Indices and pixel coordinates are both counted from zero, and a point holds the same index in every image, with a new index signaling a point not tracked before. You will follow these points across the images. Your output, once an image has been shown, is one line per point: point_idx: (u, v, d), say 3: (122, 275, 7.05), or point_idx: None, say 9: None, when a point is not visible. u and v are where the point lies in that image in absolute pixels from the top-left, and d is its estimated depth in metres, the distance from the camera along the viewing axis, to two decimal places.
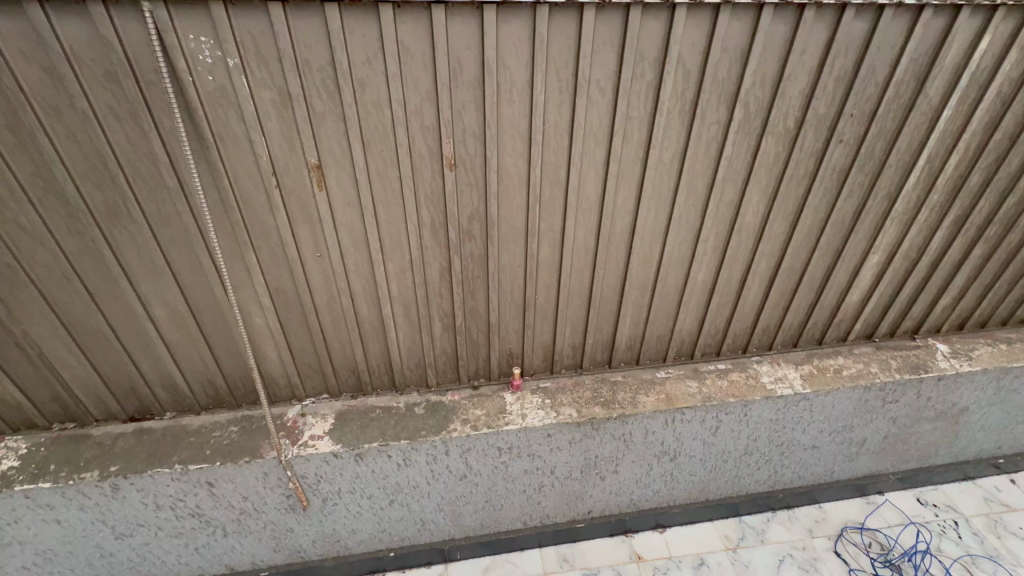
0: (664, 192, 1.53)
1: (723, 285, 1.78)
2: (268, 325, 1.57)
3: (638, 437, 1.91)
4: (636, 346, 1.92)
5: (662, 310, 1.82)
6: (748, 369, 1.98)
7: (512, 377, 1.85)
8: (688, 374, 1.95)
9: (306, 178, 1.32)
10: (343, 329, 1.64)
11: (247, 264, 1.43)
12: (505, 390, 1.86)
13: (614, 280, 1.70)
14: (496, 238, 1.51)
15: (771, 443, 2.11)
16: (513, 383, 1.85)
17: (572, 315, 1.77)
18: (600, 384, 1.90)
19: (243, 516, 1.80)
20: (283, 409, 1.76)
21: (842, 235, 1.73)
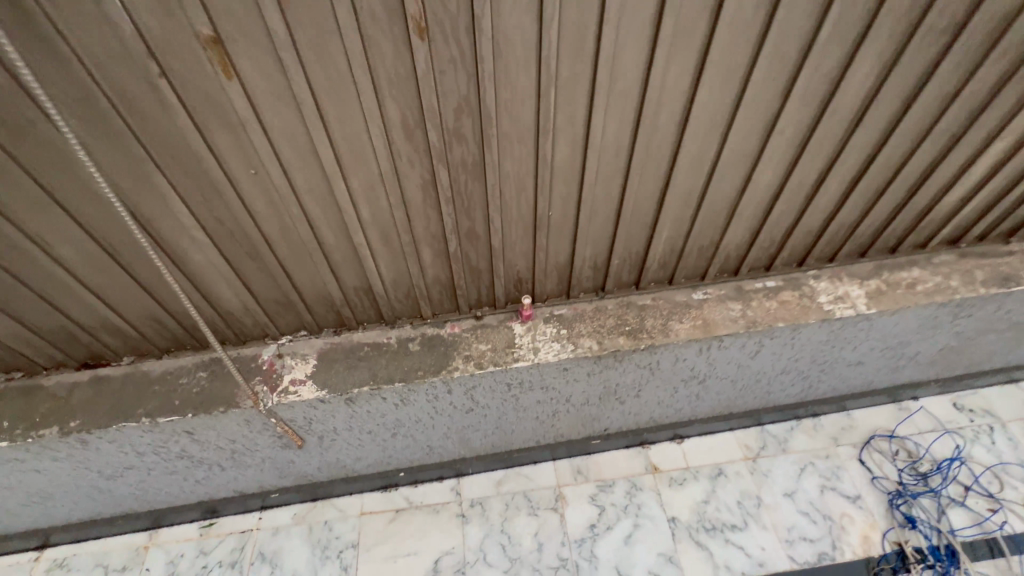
0: (735, 64, 1.06)
1: (792, 189, 1.38)
2: (212, 262, 1.24)
3: (665, 364, 1.68)
4: (670, 264, 1.58)
5: (709, 223, 1.44)
6: (802, 287, 1.66)
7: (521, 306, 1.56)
8: (730, 295, 1.64)
9: (206, 62, 0.88)
10: (309, 262, 1.31)
11: (161, 191, 1.06)
12: (513, 321, 1.58)
13: (651, 188, 1.31)
14: (496, 139, 1.09)
15: (813, 362, 1.87)
16: (523, 314, 1.57)
17: (595, 233, 1.41)
18: (626, 310, 1.61)
19: (236, 454, 1.68)
20: (257, 350, 1.52)
21: (967, 116, 1.27)
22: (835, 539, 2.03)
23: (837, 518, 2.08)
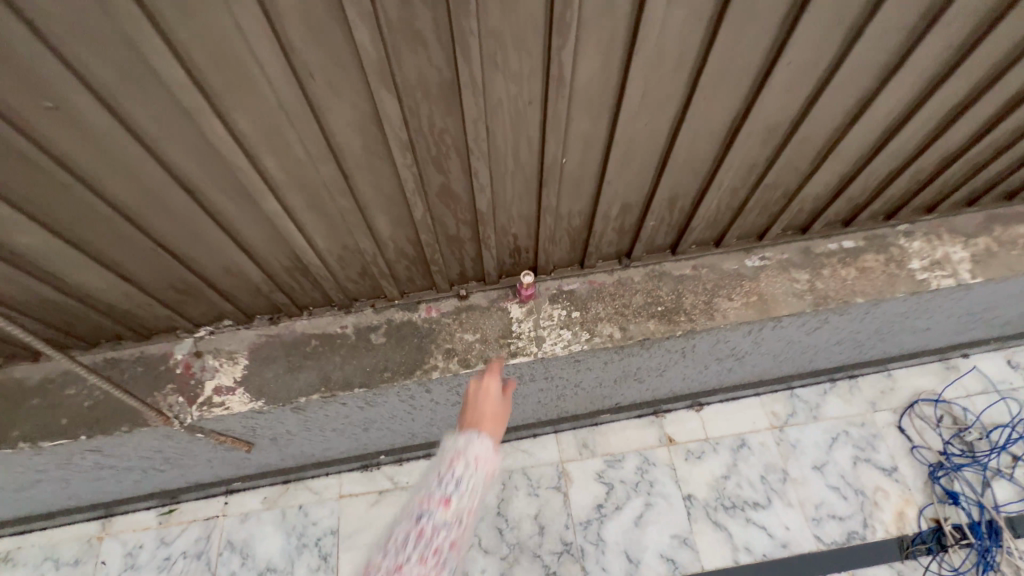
0: None
1: (918, 116, 0.93)
2: (52, 245, 0.82)
3: (702, 346, 1.33)
4: (722, 223, 1.16)
5: (787, 168, 1.01)
6: (889, 248, 1.26)
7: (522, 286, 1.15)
8: (795, 260, 1.24)
9: None
10: (205, 239, 0.88)
11: None
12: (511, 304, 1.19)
13: (717, 119, 0.86)
14: (473, 39, 0.63)
15: (876, 333, 1.53)
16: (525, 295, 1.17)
17: (626, 186, 0.98)
18: (657, 283, 1.22)
19: (171, 460, 1.37)
20: (168, 346, 1.14)
21: None
22: (867, 516, 1.83)
23: (870, 493, 1.87)
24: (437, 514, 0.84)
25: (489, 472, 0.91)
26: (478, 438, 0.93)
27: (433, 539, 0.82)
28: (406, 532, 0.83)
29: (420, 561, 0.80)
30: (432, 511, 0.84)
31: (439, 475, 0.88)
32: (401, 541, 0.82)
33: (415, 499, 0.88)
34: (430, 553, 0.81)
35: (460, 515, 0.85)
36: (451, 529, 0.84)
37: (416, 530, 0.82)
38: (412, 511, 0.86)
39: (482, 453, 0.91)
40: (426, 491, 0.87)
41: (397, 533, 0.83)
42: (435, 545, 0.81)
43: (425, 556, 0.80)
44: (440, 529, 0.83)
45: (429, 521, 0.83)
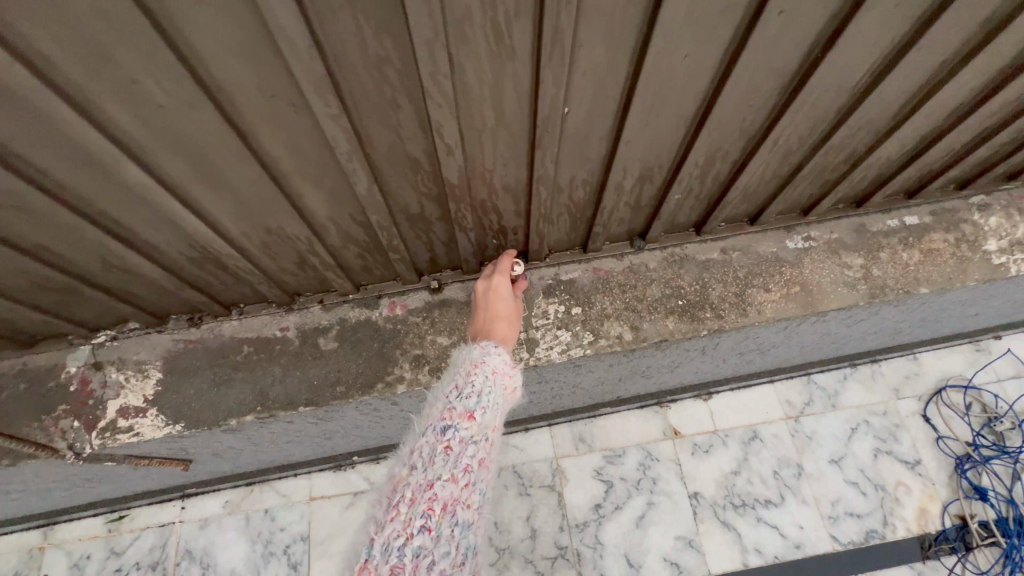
0: None
1: None
2: None
3: (725, 344, 1.10)
4: (763, 195, 0.92)
5: (860, 124, 0.76)
6: (960, 226, 1.02)
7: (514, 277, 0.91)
8: (847, 242, 1.01)
9: None
10: (55, 225, 0.62)
11: None
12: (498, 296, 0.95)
13: (785, 51, 0.60)
14: None
15: (922, 321, 1.32)
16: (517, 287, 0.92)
17: (646, 149, 0.73)
18: (678, 272, 0.98)
19: (92, 481, 1.15)
20: (57, 357, 0.89)
21: None
22: (887, 513, 1.67)
23: (892, 488, 1.70)
24: (466, 424, 0.65)
25: (514, 382, 0.73)
26: (494, 343, 0.75)
27: (462, 456, 0.63)
28: (429, 447, 0.64)
29: (452, 478, 0.62)
30: (458, 421, 0.65)
31: (456, 384, 0.69)
32: (425, 457, 0.63)
33: (431, 411, 0.69)
34: (463, 469, 0.63)
35: (492, 423, 0.68)
36: (484, 441, 0.66)
37: (442, 443, 0.64)
38: (430, 424, 0.67)
39: (503, 362, 0.73)
40: (445, 401, 0.68)
41: (416, 450, 0.65)
42: (467, 459, 0.64)
43: (457, 473, 0.62)
44: (471, 441, 0.65)
45: (456, 433, 0.65)
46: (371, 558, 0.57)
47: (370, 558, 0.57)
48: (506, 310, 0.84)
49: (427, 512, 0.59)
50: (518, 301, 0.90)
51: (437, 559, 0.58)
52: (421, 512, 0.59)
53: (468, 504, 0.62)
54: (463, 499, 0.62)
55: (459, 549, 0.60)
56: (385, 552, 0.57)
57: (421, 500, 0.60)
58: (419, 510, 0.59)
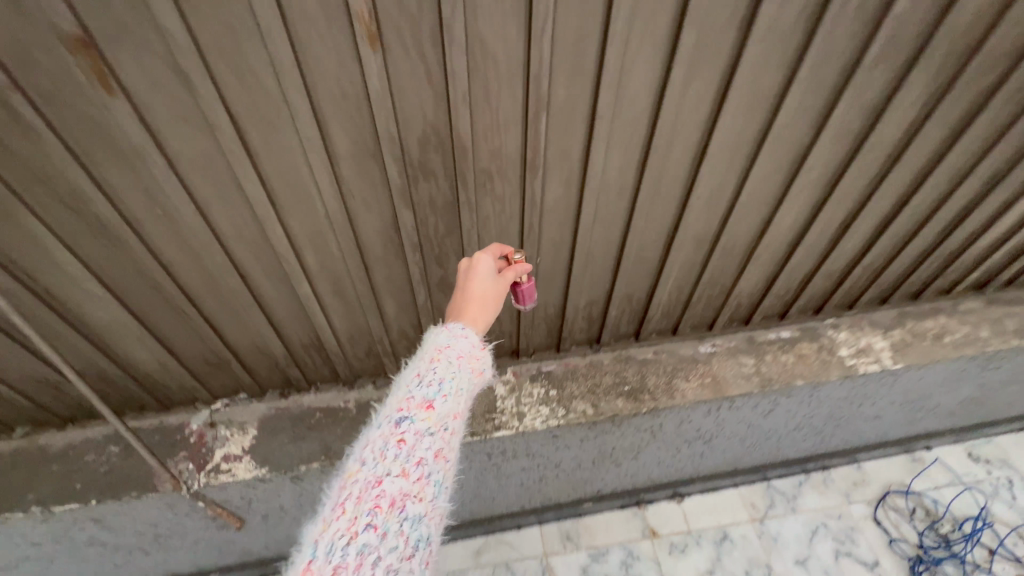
0: (764, 91, 0.87)
1: (816, 232, 1.20)
2: (116, 319, 0.99)
3: (669, 427, 1.46)
4: (674, 313, 1.38)
5: (720, 269, 1.26)
6: (820, 339, 1.47)
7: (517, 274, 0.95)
8: (742, 348, 1.44)
9: (74, 73, 0.64)
10: (242, 317, 1.06)
11: (35, 234, 0.81)
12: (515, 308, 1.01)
13: (657, 232, 1.12)
14: (472, 176, 0.90)
15: (829, 418, 1.68)
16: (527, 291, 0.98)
17: (590, 281, 1.21)
18: (625, 367, 1.39)
19: (160, 538, 1.39)
20: (184, 417, 1.26)
21: (1014, 154, 1.11)
22: None
23: None
24: (424, 413, 0.65)
25: (481, 366, 0.72)
26: (464, 328, 0.75)
27: (416, 449, 0.62)
28: (383, 439, 0.63)
29: (405, 473, 0.61)
30: (416, 410, 0.65)
31: (418, 374, 0.69)
32: (377, 451, 0.62)
33: (390, 399, 0.68)
34: (417, 462, 0.62)
35: (454, 412, 0.67)
36: (444, 431, 0.65)
37: (396, 435, 0.63)
38: (387, 414, 0.66)
39: (471, 345, 0.73)
40: (405, 390, 0.67)
41: (370, 441, 0.64)
42: (423, 450, 0.63)
43: (411, 466, 0.61)
44: (428, 432, 0.64)
45: (413, 423, 0.64)
46: (312, 560, 0.55)
47: (310, 561, 0.55)
48: (484, 292, 0.82)
49: (374, 510, 0.58)
50: (505, 283, 0.88)
51: (384, 559, 0.55)
52: (367, 510, 0.58)
53: (423, 499, 0.61)
54: (418, 494, 0.60)
55: (412, 549, 0.58)
56: (326, 553, 0.55)
57: (369, 497, 0.58)
58: (366, 507, 0.58)
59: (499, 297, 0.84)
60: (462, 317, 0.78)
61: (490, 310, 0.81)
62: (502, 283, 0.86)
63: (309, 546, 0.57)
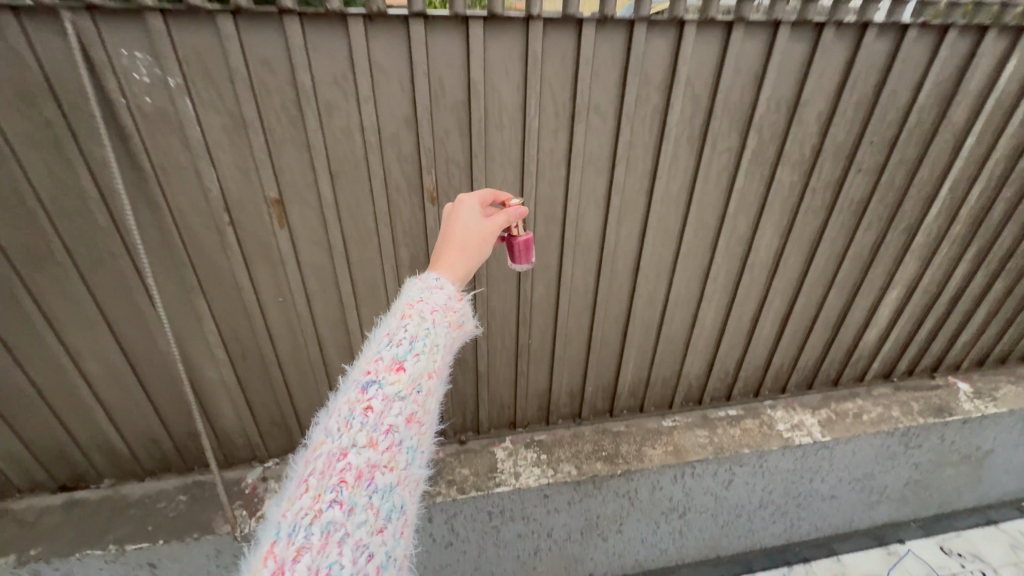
0: (671, 227, 1.38)
1: (734, 324, 1.64)
2: (222, 379, 1.36)
3: (644, 493, 1.71)
4: (639, 392, 1.75)
5: (668, 353, 1.66)
6: (761, 416, 1.81)
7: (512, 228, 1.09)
8: (697, 423, 1.77)
9: (265, 215, 1.13)
10: (310, 381, 1.43)
11: (198, 312, 1.23)
12: (512, 265, 1.13)
13: (616, 322, 1.55)
14: (485, 278, 1.36)
15: (787, 494, 1.91)
16: (523, 249, 1.10)
17: (569, 361, 1.61)
18: (602, 437, 1.71)
19: None
20: (242, 473, 1.53)
21: (860, 269, 1.60)
22: None
23: None
24: (391, 379, 0.72)
25: (450, 322, 0.82)
26: (439, 281, 0.86)
27: (384, 417, 0.69)
28: (350, 409, 0.70)
29: (371, 443, 0.68)
30: (383, 376, 0.72)
31: (388, 339, 0.76)
32: (345, 423, 0.69)
33: (360, 366, 0.75)
34: (383, 430, 0.69)
35: (421, 374, 0.74)
36: (411, 396, 0.73)
37: (362, 404, 0.70)
38: (356, 382, 0.73)
39: (441, 302, 0.82)
40: (375, 355, 0.75)
41: (339, 411, 0.70)
42: (389, 418, 0.70)
43: (376, 435, 0.68)
44: (394, 399, 0.71)
45: (380, 389, 0.71)
46: (282, 537, 0.63)
47: (281, 536, 0.63)
48: (464, 237, 0.93)
49: (339, 485, 0.65)
50: (492, 226, 0.97)
51: (351, 528, 0.64)
52: (332, 485, 0.65)
53: (389, 466, 0.68)
54: (383, 462, 0.68)
55: (377, 514, 0.67)
56: (294, 531, 0.62)
57: (335, 471, 0.65)
58: (331, 482, 0.65)
59: (481, 243, 0.94)
60: (438, 268, 0.89)
61: (467, 255, 0.91)
62: (489, 226, 0.96)
63: (282, 519, 0.65)
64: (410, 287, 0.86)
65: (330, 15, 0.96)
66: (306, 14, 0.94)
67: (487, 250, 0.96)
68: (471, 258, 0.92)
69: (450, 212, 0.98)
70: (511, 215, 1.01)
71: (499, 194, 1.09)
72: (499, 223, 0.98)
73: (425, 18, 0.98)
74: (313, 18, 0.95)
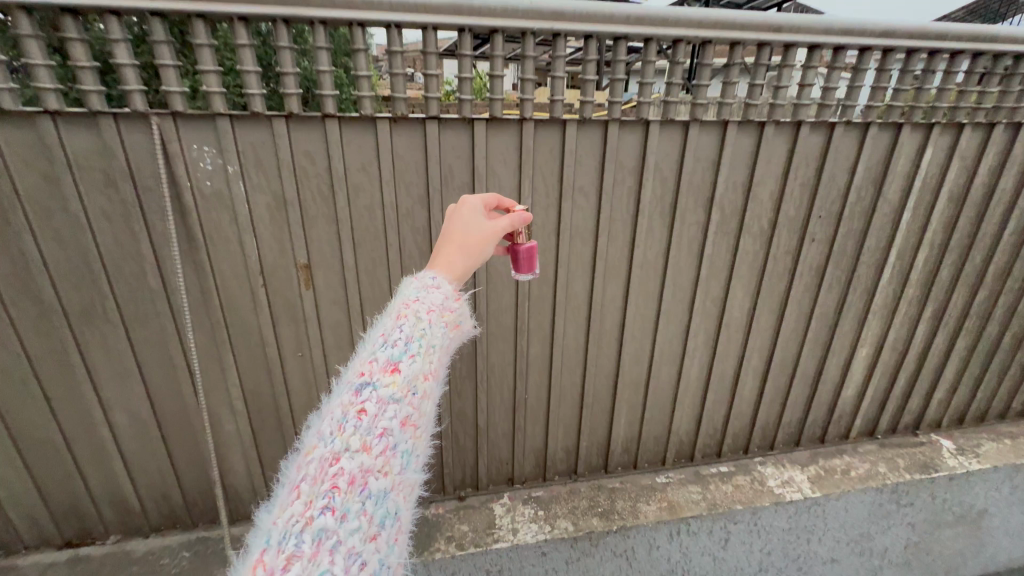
0: (651, 289, 1.55)
1: (717, 379, 1.75)
2: (238, 431, 1.44)
3: (642, 553, 1.69)
4: (632, 448, 1.82)
5: (657, 409, 1.76)
6: (752, 472, 1.86)
7: (516, 236, 1.10)
8: (690, 479, 1.82)
9: (294, 278, 1.31)
10: None
11: (223, 366, 1.35)
12: (513, 273, 1.14)
13: (606, 377, 1.67)
14: (485, 335, 1.50)
15: (787, 557, 1.89)
16: (526, 259, 1.11)
17: (564, 416, 1.70)
18: (598, 493, 1.75)
19: None
20: (245, 529, 1.56)
21: (828, 328, 1.75)
22: None
23: None
24: (387, 379, 0.60)
25: (451, 321, 0.71)
26: (436, 279, 0.74)
27: (380, 418, 0.57)
28: (343, 410, 0.57)
29: (365, 447, 0.55)
30: (378, 376, 0.60)
31: (383, 335, 0.64)
32: (336, 425, 0.56)
33: (352, 367, 0.63)
34: (379, 433, 0.56)
35: (420, 375, 0.63)
36: (409, 397, 0.60)
37: (356, 405, 0.57)
38: (348, 383, 0.61)
39: (442, 299, 0.71)
40: (369, 355, 0.63)
41: (331, 413, 0.58)
42: (385, 420, 0.57)
43: (372, 439, 0.56)
44: (391, 400, 0.59)
45: (375, 390, 0.58)
46: (265, 550, 0.50)
47: (263, 550, 0.50)
48: (464, 238, 0.84)
49: (332, 492, 0.52)
50: (495, 229, 0.88)
51: (344, 539, 0.51)
52: (324, 491, 0.52)
53: (386, 472, 0.56)
54: (379, 468, 0.55)
55: (374, 524, 0.54)
56: (280, 542, 0.49)
57: (326, 477, 0.53)
58: (322, 489, 0.52)
59: (483, 244, 0.84)
60: (435, 267, 0.78)
61: (465, 255, 0.81)
62: (492, 228, 0.87)
63: (264, 532, 0.52)
64: (406, 285, 0.74)
65: (362, 118, 1.19)
66: (343, 117, 1.18)
67: (488, 254, 0.86)
68: (470, 259, 0.81)
69: (452, 213, 0.90)
70: (514, 219, 0.97)
71: (504, 200, 1.06)
72: (502, 227, 0.89)
73: (438, 119, 1.22)
74: (348, 120, 1.18)
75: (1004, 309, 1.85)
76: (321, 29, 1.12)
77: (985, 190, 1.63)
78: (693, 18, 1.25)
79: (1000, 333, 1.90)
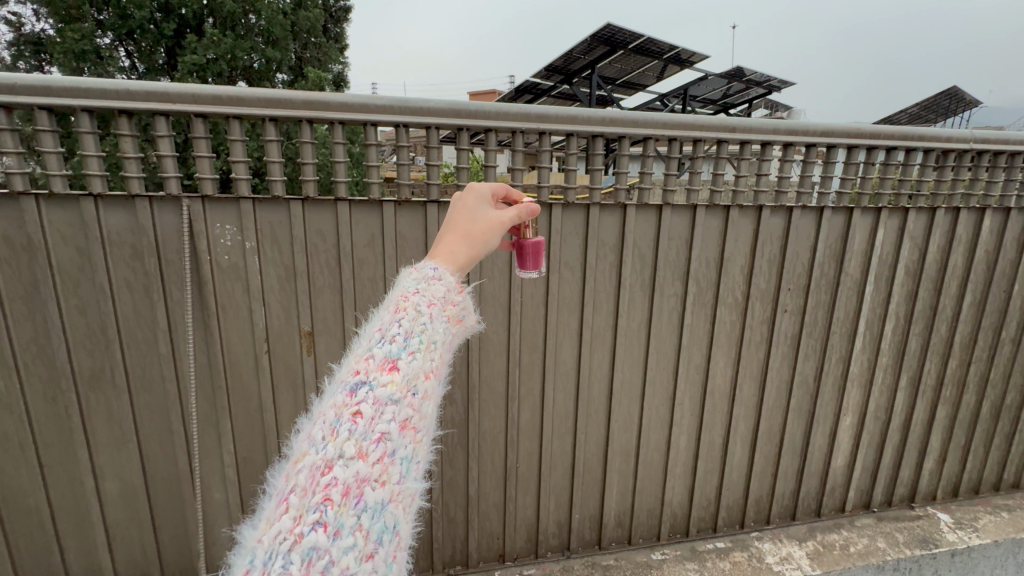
0: (636, 356, 1.63)
1: (707, 447, 1.78)
2: (227, 501, 1.43)
3: None
4: (625, 522, 1.78)
5: (649, 478, 1.76)
6: (750, 548, 1.79)
7: (523, 229, 1.07)
8: (686, 555, 1.76)
9: (296, 345, 1.38)
10: None
11: (220, 431, 1.38)
12: (519, 268, 1.10)
13: (596, 445, 1.69)
14: (477, 402, 1.55)
15: None
16: (532, 253, 1.08)
17: (555, 485, 1.70)
18: (591, 569, 1.68)
19: None
20: None
21: (810, 396, 1.81)
22: None
23: None
24: (384, 378, 0.59)
25: (455, 316, 0.69)
26: (437, 269, 0.70)
27: (376, 423, 0.56)
28: (337, 414, 0.57)
29: (360, 455, 0.55)
30: (375, 375, 0.59)
31: (381, 331, 0.63)
32: (330, 430, 0.55)
33: (348, 363, 0.62)
34: (375, 439, 0.56)
35: (421, 373, 0.61)
36: (408, 398, 0.59)
37: (351, 407, 0.56)
38: (344, 382, 0.60)
39: (444, 292, 0.68)
40: (366, 352, 0.62)
41: (324, 416, 0.57)
42: (382, 424, 0.56)
43: (367, 445, 0.55)
44: (389, 401, 0.58)
45: (371, 391, 0.57)
46: (253, 568, 0.49)
47: (251, 567, 0.49)
48: (468, 226, 0.80)
49: (323, 505, 0.52)
50: (505, 218, 0.84)
51: (337, 557, 0.51)
52: (314, 504, 0.52)
53: (382, 481, 0.55)
54: (375, 477, 0.55)
55: (369, 540, 0.54)
56: (268, 560, 0.49)
57: (318, 488, 0.52)
58: (313, 502, 0.52)
59: (487, 235, 0.80)
60: (435, 257, 0.74)
61: (467, 246, 0.77)
62: (499, 217, 0.83)
63: (252, 548, 0.52)
64: (404, 277, 0.71)
65: (371, 201, 1.33)
66: (353, 201, 1.32)
67: (492, 246, 0.82)
68: (473, 249, 0.77)
69: (457, 198, 0.85)
70: (522, 212, 0.88)
71: (513, 191, 0.99)
72: (510, 218, 0.85)
73: (438, 203, 1.36)
74: (358, 203, 1.33)
75: (977, 378, 1.93)
76: (338, 126, 1.30)
77: (938, 266, 1.78)
78: (660, 120, 1.45)
79: (977, 401, 1.95)
